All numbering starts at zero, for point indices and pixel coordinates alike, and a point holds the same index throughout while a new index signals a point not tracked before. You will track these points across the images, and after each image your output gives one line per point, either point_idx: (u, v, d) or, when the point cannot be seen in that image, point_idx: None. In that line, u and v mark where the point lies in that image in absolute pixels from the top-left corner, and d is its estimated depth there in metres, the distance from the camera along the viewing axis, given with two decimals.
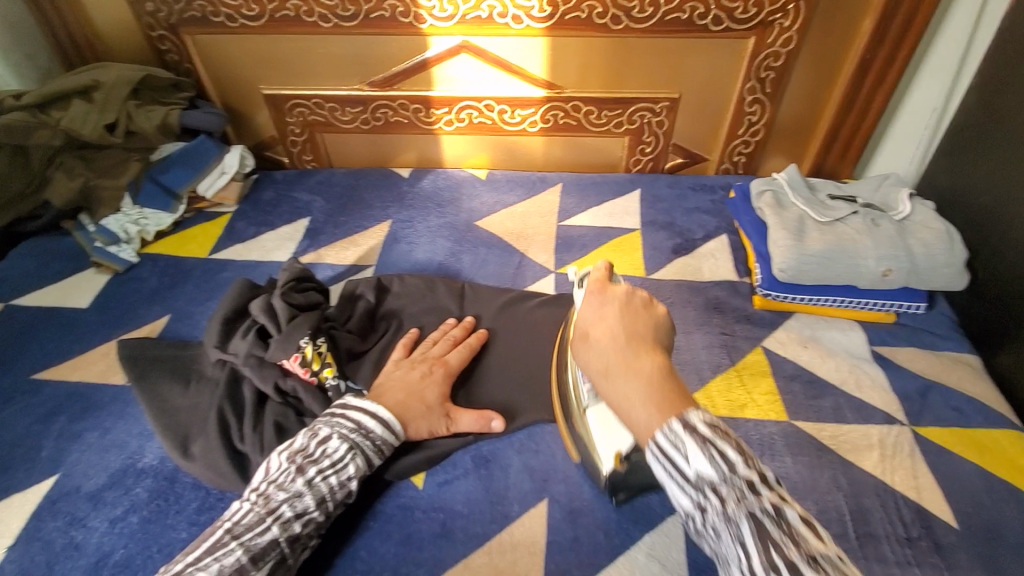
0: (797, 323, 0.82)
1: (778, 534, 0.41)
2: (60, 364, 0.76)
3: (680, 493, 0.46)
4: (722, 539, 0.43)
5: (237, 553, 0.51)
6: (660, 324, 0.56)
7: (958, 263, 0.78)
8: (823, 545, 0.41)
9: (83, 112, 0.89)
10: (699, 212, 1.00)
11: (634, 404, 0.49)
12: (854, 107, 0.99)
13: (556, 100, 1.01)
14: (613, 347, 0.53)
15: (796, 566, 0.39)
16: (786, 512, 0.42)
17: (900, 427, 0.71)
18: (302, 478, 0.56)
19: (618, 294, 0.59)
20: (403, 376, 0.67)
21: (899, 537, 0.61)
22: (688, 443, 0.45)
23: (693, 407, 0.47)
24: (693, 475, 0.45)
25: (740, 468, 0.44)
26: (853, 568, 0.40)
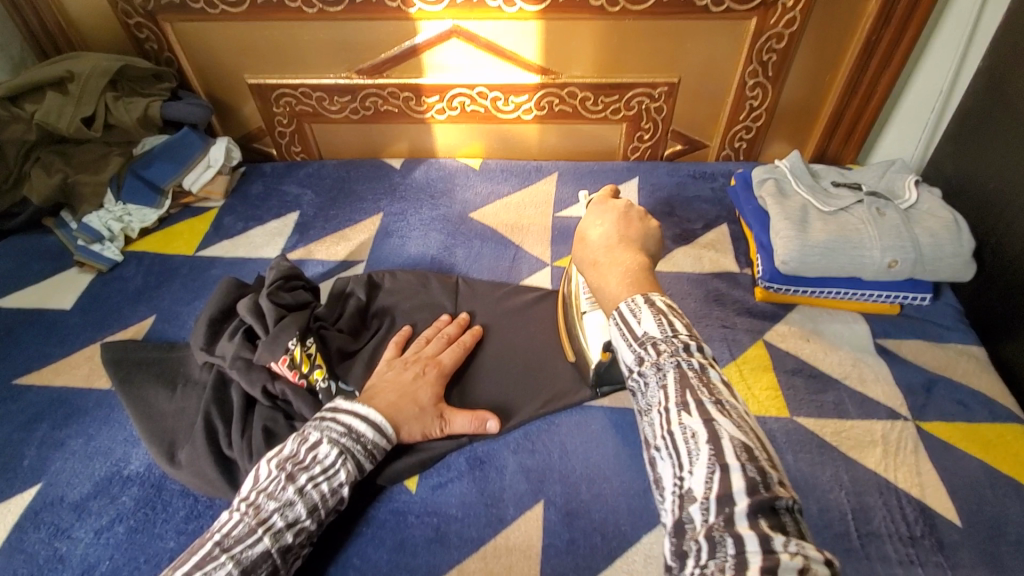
0: (799, 316, 0.81)
1: (697, 381, 0.46)
2: (44, 368, 0.74)
3: (626, 351, 0.50)
4: (650, 388, 0.48)
5: (228, 565, 0.48)
6: (653, 234, 0.63)
7: (965, 252, 0.76)
8: (733, 398, 0.46)
9: (58, 105, 0.85)
10: (699, 201, 0.98)
11: (609, 284, 0.57)
12: (859, 90, 0.96)
13: (551, 86, 0.98)
14: (604, 244, 0.61)
15: (705, 406, 0.44)
16: (709, 372, 0.47)
17: (903, 422, 0.69)
18: (294, 485, 0.53)
19: (619, 205, 0.65)
20: (395, 376, 0.65)
21: (901, 537, 0.60)
22: (645, 311, 0.51)
23: (659, 293, 0.54)
24: (642, 334, 0.50)
25: (681, 333, 0.49)
26: (760, 437, 0.44)
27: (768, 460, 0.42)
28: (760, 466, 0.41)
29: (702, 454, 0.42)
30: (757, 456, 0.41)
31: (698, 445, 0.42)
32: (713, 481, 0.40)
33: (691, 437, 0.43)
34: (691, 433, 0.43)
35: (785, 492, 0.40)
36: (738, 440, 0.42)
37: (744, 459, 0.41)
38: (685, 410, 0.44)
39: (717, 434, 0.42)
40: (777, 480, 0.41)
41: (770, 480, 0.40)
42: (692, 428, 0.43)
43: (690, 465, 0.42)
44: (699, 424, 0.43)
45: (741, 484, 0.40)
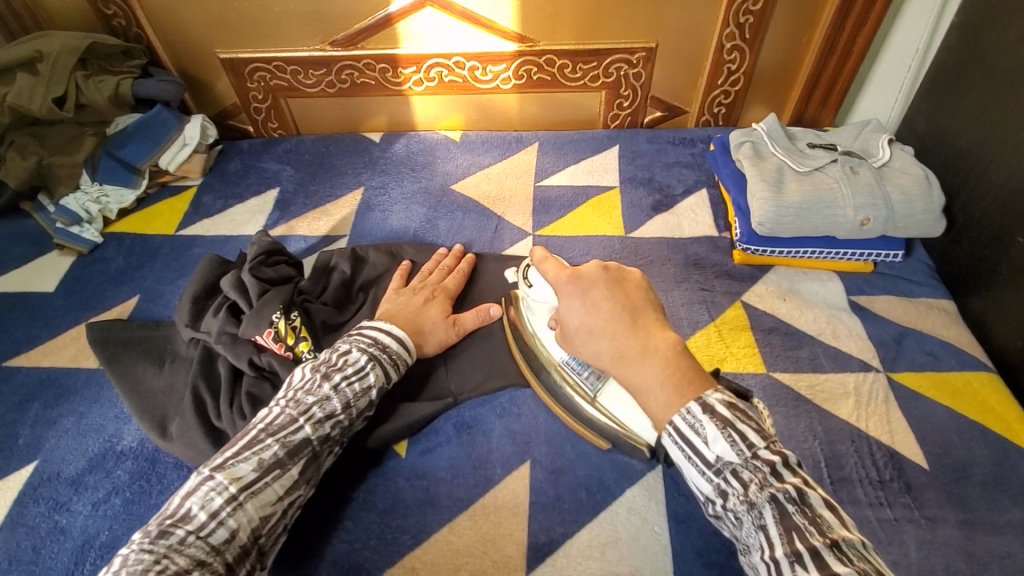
0: (776, 276, 0.82)
1: (802, 521, 0.45)
2: (30, 350, 0.74)
3: (700, 480, 0.50)
4: (744, 526, 0.48)
5: (275, 448, 0.53)
6: (646, 289, 0.60)
7: (936, 208, 0.78)
8: (845, 529, 0.44)
9: (29, 87, 0.84)
10: (678, 166, 0.98)
11: (655, 394, 0.53)
12: (835, 49, 0.96)
13: (529, 54, 0.97)
14: (623, 331, 0.56)
15: (820, 555, 0.43)
16: (809, 496, 0.46)
17: (875, 374, 0.72)
18: (329, 383, 0.57)
19: (593, 273, 0.59)
20: (407, 300, 0.71)
21: (871, 481, 0.63)
22: (708, 427, 0.49)
23: (715, 389, 0.52)
24: (716, 459, 0.49)
25: (761, 450, 0.48)
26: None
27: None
28: None
29: None
30: None
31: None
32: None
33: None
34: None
35: None
36: None
37: None
38: (799, 564, 0.43)
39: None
40: None
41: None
42: None
43: None
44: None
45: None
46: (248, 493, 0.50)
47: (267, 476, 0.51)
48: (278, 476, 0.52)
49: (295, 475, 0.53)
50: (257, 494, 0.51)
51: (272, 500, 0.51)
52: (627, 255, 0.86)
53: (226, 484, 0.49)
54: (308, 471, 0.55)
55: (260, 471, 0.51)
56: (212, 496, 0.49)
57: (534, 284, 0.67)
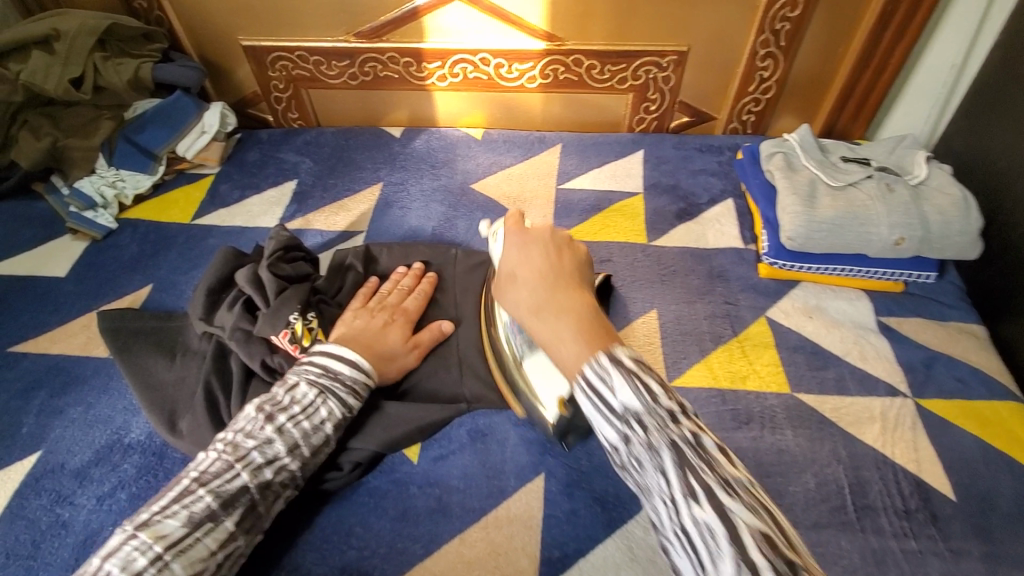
0: (802, 292, 0.80)
1: (696, 461, 0.40)
2: (39, 336, 0.73)
3: (605, 425, 0.44)
4: (645, 470, 0.42)
5: (207, 498, 0.50)
6: (583, 263, 0.58)
7: (973, 230, 0.75)
8: (735, 469, 0.40)
9: (44, 65, 0.82)
10: (704, 174, 0.96)
11: (564, 341, 0.48)
12: (873, 61, 0.93)
13: (557, 53, 0.95)
14: (542, 288, 0.53)
15: (716, 496, 0.38)
16: (703, 440, 0.41)
17: (902, 399, 0.69)
18: (272, 425, 0.55)
19: (541, 233, 0.59)
20: (364, 324, 0.66)
21: (897, 510, 0.60)
22: (614, 376, 0.43)
23: (621, 345, 0.46)
24: (620, 408, 0.43)
25: (662, 399, 0.43)
26: (777, 515, 0.38)
27: (787, 541, 0.37)
28: (789, 557, 0.35)
29: (724, 557, 0.36)
30: (781, 544, 0.36)
31: (718, 543, 0.37)
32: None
33: (709, 536, 0.37)
34: (709, 531, 0.37)
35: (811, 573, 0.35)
36: (757, 529, 0.36)
37: (769, 554, 0.35)
38: (695, 502, 0.39)
39: (736, 528, 0.36)
40: (806, 567, 0.35)
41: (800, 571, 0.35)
42: (707, 522, 0.38)
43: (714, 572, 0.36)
44: (713, 518, 0.38)
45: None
46: (176, 551, 0.46)
47: (197, 531, 0.48)
48: (210, 530, 0.49)
49: (230, 527, 0.50)
50: (186, 551, 0.47)
51: (204, 555, 0.48)
52: (650, 264, 0.84)
53: (150, 543, 0.46)
54: (246, 520, 0.51)
55: (189, 525, 0.48)
56: (135, 556, 0.45)
57: (497, 240, 0.66)
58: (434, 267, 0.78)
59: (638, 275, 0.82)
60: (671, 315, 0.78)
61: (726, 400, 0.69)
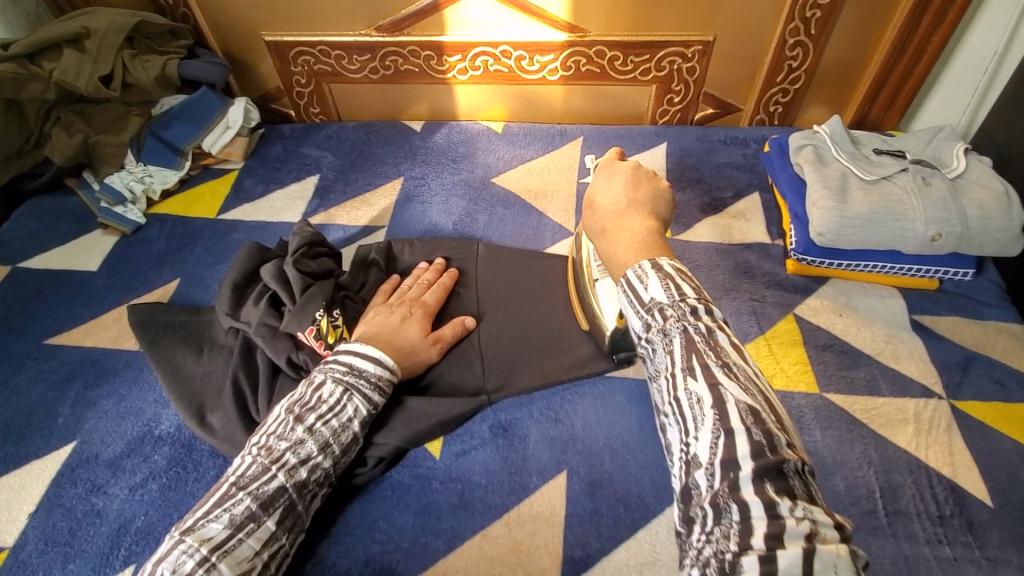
0: (831, 290, 0.78)
1: (704, 347, 0.43)
2: (73, 329, 0.75)
3: (633, 318, 0.48)
4: (657, 354, 0.46)
5: (246, 501, 0.51)
6: (663, 195, 0.60)
7: (1016, 226, 0.72)
8: (743, 362, 0.43)
9: (76, 63, 0.83)
10: (730, 168, 0.94)
11: (617, 249, 0.54)
12: (909, 47, 0.90)
13: (579, 44, 0.93)
14: (612, 211, 0.58)
15: (711, 371, 0.42)
16: (718, 335, 0.44)
17: (937, 401, 0.67)
18: (302, 425, 0.55)
19: (628, 166, 0.62)
20: (384, 320, 0.66)
21: (930, 515, 0.59)
22: (651, 276, 0.48)
23: (668, 256, 0.50)
24: (648, 300, 0.47)
25: (691, 298, 0.46)
26: (774, 403, 0.42)
27: (776, 423, 0.40)
28: (767, 429, 0.39)
29: (705, 421, 0.40)
30: (763, 418, 0.39)
31: (703, 410, 0.41)
32: (717, 445, 0.39)
33: (695, 404, 0.41)
34: (696, 398, 0.41)
35: (790, 455, 0.38)
36: (744, 405, 0.40)
37: (748, 422, 0.39)
38: (691, 376, 0.42)
39: (724, 400, 0.40)
40: (785, 442, 0.39)
41: (776, 442, 0.38)
42: (698, 394, 0.41)
43: (696, 432, 0.41)
44: (704, 389, 0.41)
45: (745, 452, 0.38)
46: (221, 552, 0.48)
47: (240, 532, 0.49)
48: (252, 530, 0.50)
49: (272, 526, 0.51)
50: (231, 552, 0.48)
51: (249, 555, 0.49)
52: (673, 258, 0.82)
53: (196, 546, 0.47)
54: (286, 519, 0.53)
55: (232, 527, 0.49)
56: (185, 559, 0.47)
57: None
58: (455, 264, 0.78)
59: None
60: None
61: None
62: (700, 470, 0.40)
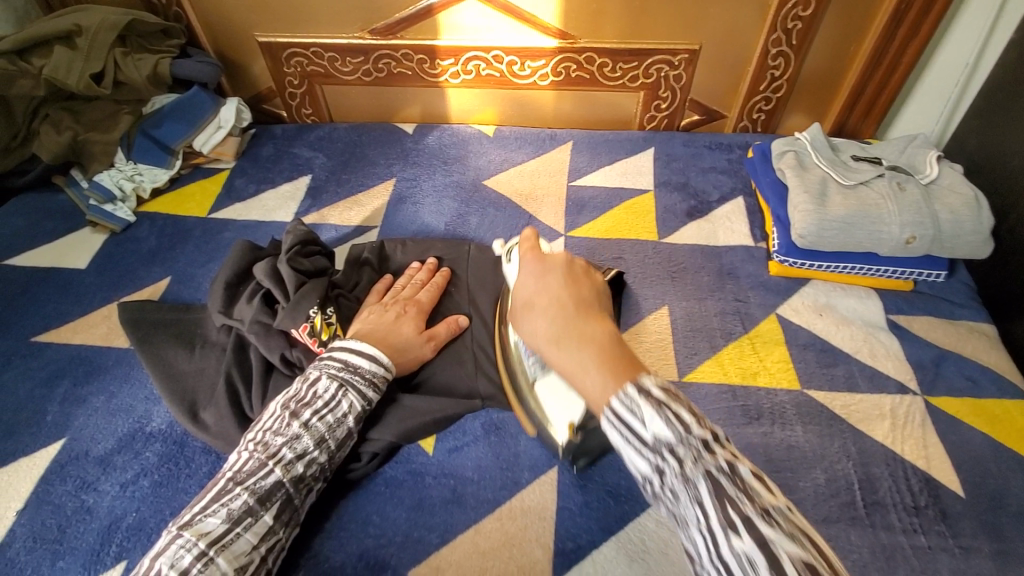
0: (812, 290, 0.81)
1: (734, 491, 0.40)
2: (61, 327, 0.74)
3: (637, 458, 0.44)
4: (680, 501, 0.41)
5: (243, 496, 0.51)
6: (600, 290, 0.59)
7: (985, 230, 0.75)
8: (773, 496, 0.40)
9: (67, 60, 0.83)
10: (715, 172, 0.97)
11: (586, 373, 0.49)
12: (885, 58, 0.93)
13: (569, 50, 0.96)
14: (560, 317, 0.54)
15: (753, 523, 0.38)
16: (738, 468, 0.41)
17: (911, 397, 0.70)
18: (298, 420, 0.56)
19: (558, 261, 0.61)
20: (379, 318, 0.67)
21: (905, 506, 0.61)
22: (643, 406, 0.44)
23: (648, 373, 0.47)
24: (651, 438, 0.43)
25: (694, 428, 0.42)
26: (821, 545, 0.38)
27: (829, 567, 0.37)
28: None
29: None
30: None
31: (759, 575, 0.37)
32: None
33: (748, 565, 0.37)
34: (750, 563, 0.37)
35: None
36: (799, 559, 0.36)
37: None
38: (734, 532, 0.38)
39: (776, 557, 0.36)
40: None
41: None
42: (749, 554, 0.37)
43: None
44: (753, 548, 0.37)
45: None
46: (218, 546, 0.48)
47: (238, 527, 0.50)
48: (250, 525, 0.50)
49: (269, 521, 0.52)
50: (229, 547, 0.48)
51: (246, 550, 0.50)
52: (660, 260, 0.84)
53: (194, 540, 0.48)
54: (284, 513, 0.53)
55: (229, 522, 0.50)
56: (183, 554, 0.47)
57: (511, 262, 0.69)
58: (447, 263, 0.79)
59: (651, 271, 0.83)
60: (681, 311, 0.78)
61: (737, 396, 0.70)
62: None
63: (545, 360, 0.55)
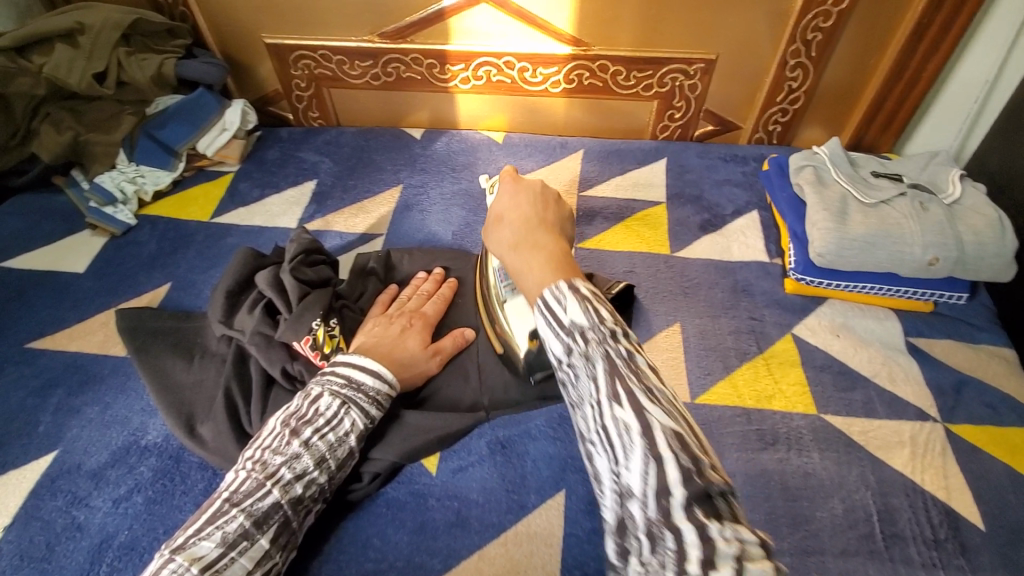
0: (829, 310, 0.78)
1: (626, 370, 0.39)
2: (56, 333, 0.72)
3: (552, 340, 0.43)
4: (581, 378, 0.41)
5: (239, 518, 0.49)
6: (568, 218, 0.56)
7: (1009, 253, 0.73)
8: (661, 381, 0.40)
9: (68, 59, 0.81)
10: (729, 185, 0.94)
11: (533, 269, 0.47)
12: (906, 73, 0.91)
13: (583, 58, 0.94)
14: (521, 227, 0.52)
15: (637, 398, 0.38)
16: (638, 358, 0.41)
17: (932, 424, 0.68)
18: (298, 439, 0.54)
19: (533, 184, 0.57)
20: (383, 331, 0.65)
21: (925, 539, 0.59)
22: (570, 299, 0.43)
23: (583, 276, 0.45)
24: (569, 324, 0.42)
25: (607, 319, 0.42)
26: (694, 425, 0.39)
27: (698, 442, 0.38)
28: (693, 452, 0.36)
29: (635, 448, 0.37)
30: (690, 445, 0.36)
31: (630, 437, 0.37)
32: (649, 476, 0.36)
33: (624, 434, 0.37)
34: (625, 426, 0.38)
35: (718, 477, 0.36)
36: (670, 429, 0.37)
37: (676, 447, 0.36)
38: (618, 404, 0.38)
39: (649, 426, 0.37)
40: (710, 465, 0.36)
41: (704, 466, 0.36)
42: (625, 421, 0.38)
43: (625, 460, 0.37)
44: (631, 417, 0.38)
45: (676, 479, 0.35)
46: (212, 572, 0.45)
47: (233, 551, 0.47)
48: (245, 549, 0.48)
49: (266, 545, 0.50)
50: (223, 572, 0.46)
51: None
52: (673, 275, 0.82)
53: (187, 565, 0.45)
54: (281, 537, 0.51)
55: (224, 546, 0.47)
56: None
57: (494, 196, 0.67)
58: (454, 274, 0.77)
59: (662, 286, 0.81)
60: (693, 328, 0.76)
61: (751, 419, 0.67)
62: (634, 501, 0.37)
63: (504, 269, 0.53)
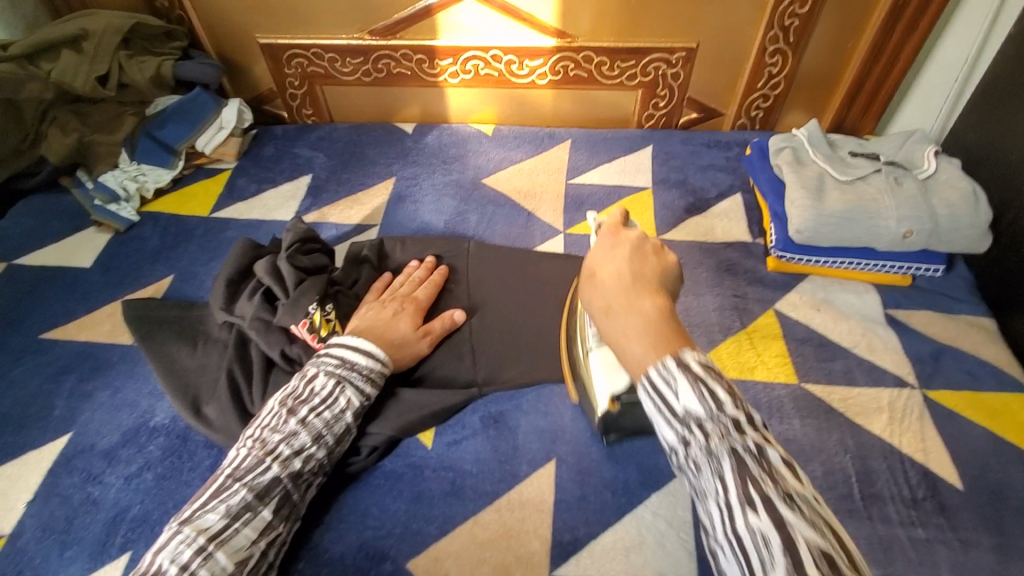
0: (810, 286, 0.81)
1: (758, 472, 0.42)
2: (66, 324, 0.75)
3: (666, 428, 0.47)
4: (703, 473, 0.44)
5: (241, 492, 0.52)
6: (671, 269, 0.55)
7: (983, 223, 0.75)
8: (799, 485, 0.42)
9: (74, 64, 0.85)
10: (713, 169, 0.97)
11: (631, 341, 0.49)
12: (884, 54, 0.93)
13: (567, 49, 0.96)
14: (618, 286, 0.52)
15: (772, 504, 0.40)
16: (767, 452, 0.43)
17: (910, 390, 0.70)
18: (295, 418, 0.57)
19: (630, 237, 0.57)
20: (376, 315, 0.68)
21: (903, 499, 0.61)
22: (679, 380, 0.45)
23: (691, 349, 0.48)
24: (682, 411, 0.45)
25: (728, 407, 0.44)
26: (839, 533, 0.40)
27: (847, 560, 0.38)
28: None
29: (775, 563, 0.38)
30: (838, 563, 0.37)
31: (770, 549, 0.39)
32: None
33: (762, 544, 0.39)
34: (763, 538, 0.39)
35: None
36: (816, 545, 0.38)
37: (825, 569, 0.37)
38: (751, 510, 0.41)
39: (792, 538, 0.38)
40: None
41: None
42: (762, 530, 0.40)
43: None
44: (768, 526, 0.40)
45: None
46: (218, 541, 0.49)
47: (236, 522, 0.50)
48: (248, 520, 0.51)
49: (268, 516, 0.53)
50: (228, 541, 0.49)
51: (246, 544, 0.50)
52: None
53: (193, 536, 0.49)
54: (283, 509, 0.54)
55: (228, 517, 0.50)
56: (182, 549, 0.48)
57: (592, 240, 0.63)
58: (446, 261, 0.80)
59: None
60: (679, 306, 0.79)
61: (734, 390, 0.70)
62: None
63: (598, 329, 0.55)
